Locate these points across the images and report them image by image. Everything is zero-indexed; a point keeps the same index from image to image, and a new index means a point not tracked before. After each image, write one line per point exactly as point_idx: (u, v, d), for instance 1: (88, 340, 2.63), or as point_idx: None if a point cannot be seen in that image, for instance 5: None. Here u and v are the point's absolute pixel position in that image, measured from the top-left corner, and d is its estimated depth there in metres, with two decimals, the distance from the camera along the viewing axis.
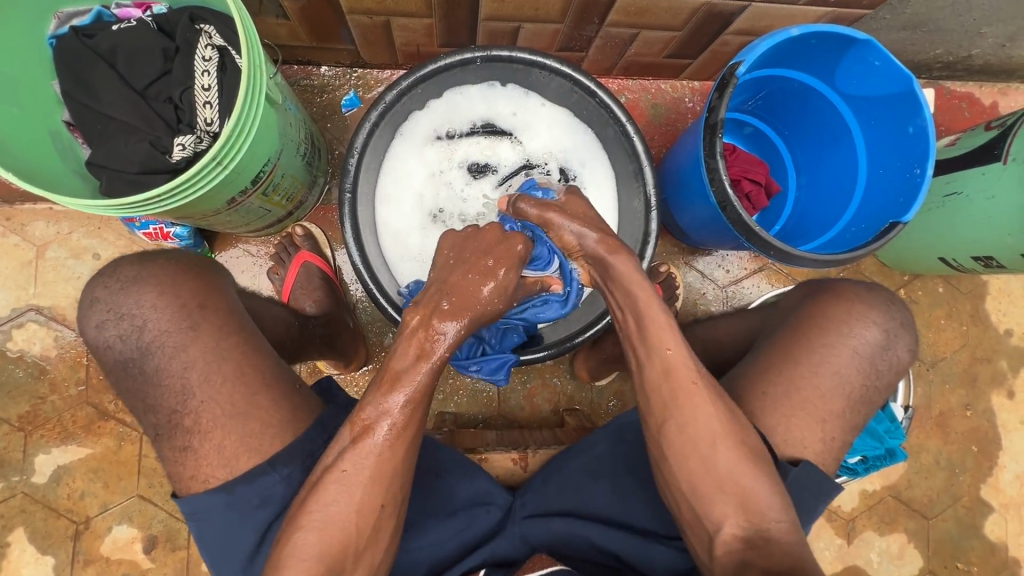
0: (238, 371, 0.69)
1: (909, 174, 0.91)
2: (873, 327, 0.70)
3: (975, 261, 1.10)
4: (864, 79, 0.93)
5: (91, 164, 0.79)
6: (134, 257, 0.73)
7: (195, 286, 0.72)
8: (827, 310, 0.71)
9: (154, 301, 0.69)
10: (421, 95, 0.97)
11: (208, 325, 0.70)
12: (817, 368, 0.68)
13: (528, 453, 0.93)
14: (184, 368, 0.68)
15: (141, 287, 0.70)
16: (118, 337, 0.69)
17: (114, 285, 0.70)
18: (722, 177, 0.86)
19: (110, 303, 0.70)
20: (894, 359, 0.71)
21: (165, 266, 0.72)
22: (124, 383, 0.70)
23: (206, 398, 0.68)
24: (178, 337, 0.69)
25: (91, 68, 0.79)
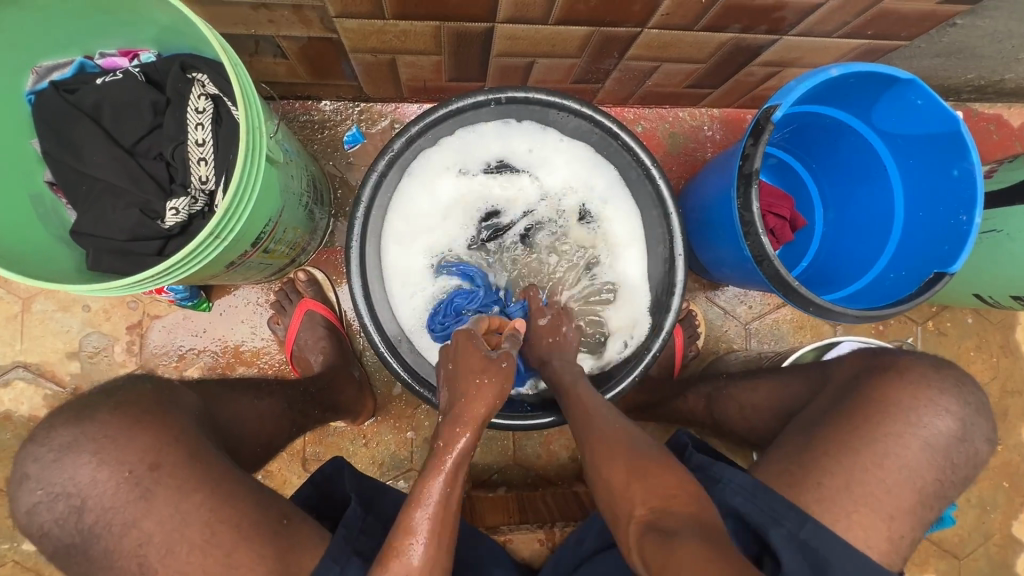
0: (205, 532, 0.60)
1: (953, 221, 0.85)
2: (947, 416, 0.68)
3: (1014, 300, 1.05)
4: (906, 116, 0.87)
5: (76, 231, 0.72)
6: (67, 415, 0.63)
7: (140, 446, 0.61)
8: (894, 395, 0.69)
9: (93, 474, 0.59)
10: (432, 138, 0.90)
11: (163, 491, 0.60)
12: (884, 460, 0.66)
13: (555, 533, 0.87)
14: (138, 546, 0.59)
15: (76, 457, 0.60)
16: (54, 522, 0.59)
17: (44, 457, 0.60)
18: (757, 230, 0.80)
19: (41, 481, 0.60)
20: (971, 452, 0.68)
21: (107, 421, 0.62)
22: (71, 569, 0.60)
23: (170, 575, 0.59)
24: (125, 512, 0.59)
25: (74, 125, 0.73)
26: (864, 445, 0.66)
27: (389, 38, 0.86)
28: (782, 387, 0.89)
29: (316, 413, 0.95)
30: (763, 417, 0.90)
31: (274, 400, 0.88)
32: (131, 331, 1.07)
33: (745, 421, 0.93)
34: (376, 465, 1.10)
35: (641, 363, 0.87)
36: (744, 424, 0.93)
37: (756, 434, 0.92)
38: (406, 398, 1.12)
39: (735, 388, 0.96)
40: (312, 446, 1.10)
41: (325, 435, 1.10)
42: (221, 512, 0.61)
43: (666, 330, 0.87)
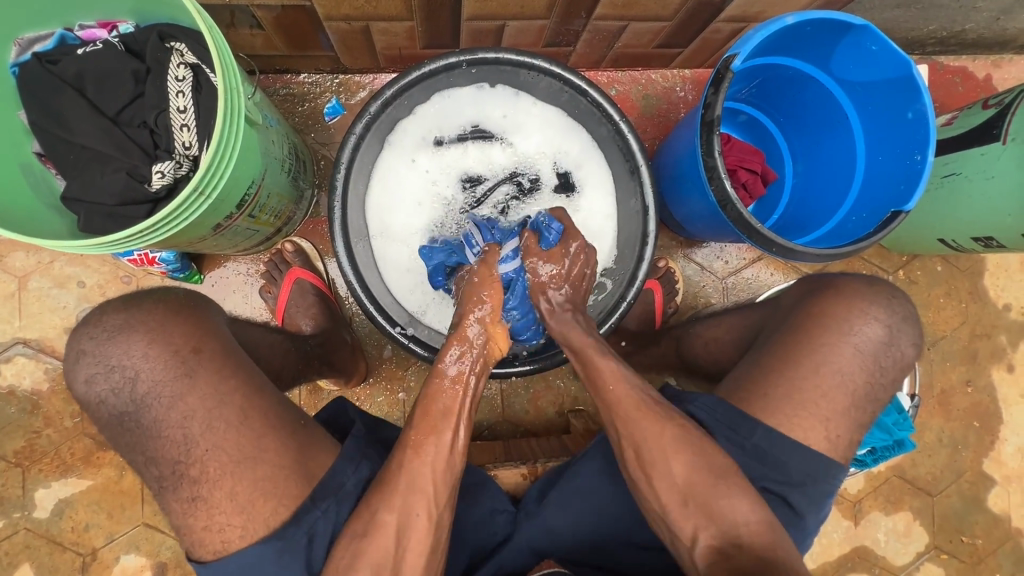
0: (240, 416, 0.68)
1: (908, 161, 0.90)
2: (876, 323, 0.76)
3: (974, 242, 1.09)
4: (861, 63, 0.90)
5: (67, 198, 0.75)
6: (119, 303, 0.72)
7: (185, 328, 0.71)
8: (828, 308, 0.77)
9: (144, 350, 0.68)
10: (408, 103, 0.93)
11: (204, 370, 0.69)
12: (819, 367, 0.74)
13: (537, 466, 0.93)
14: (183, 419, 0.67)
15: (129, 335, 0.68)
16: (110, 391, 0.67)
17: (99, 336, 0.69)
18: (720, 175, 0.84)
19: (98, 356, 0.68)
20: (899, 355, 0.76)
21: (154, 308, 0.71)
22: (120, 439, 0.68)
23: (208, 447, 0.66)
24: (172, 387, 0.67)
25: (58, 95, 0.75)
26: (804, 355, 0.75)
27: (360, 4, 0.89)
28: (739, 319, 0.95)
29: (312, 367, 1.00)
30: (725, 350, 0.95)
31: (283, 337, 0.99)
32: None
33: (710, 356, 0.98)
34: None
35: (617, 312, 0.91)
36: (709, 359, 0.99)
37: (719, 368, 0.97)
38: (396, 360, 1.16)
39: (700, 327, 1.02)
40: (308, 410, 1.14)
41: (320, 398, 1.14)
42: (212, 457, 0.66)
43: (639, 279, 0.90)
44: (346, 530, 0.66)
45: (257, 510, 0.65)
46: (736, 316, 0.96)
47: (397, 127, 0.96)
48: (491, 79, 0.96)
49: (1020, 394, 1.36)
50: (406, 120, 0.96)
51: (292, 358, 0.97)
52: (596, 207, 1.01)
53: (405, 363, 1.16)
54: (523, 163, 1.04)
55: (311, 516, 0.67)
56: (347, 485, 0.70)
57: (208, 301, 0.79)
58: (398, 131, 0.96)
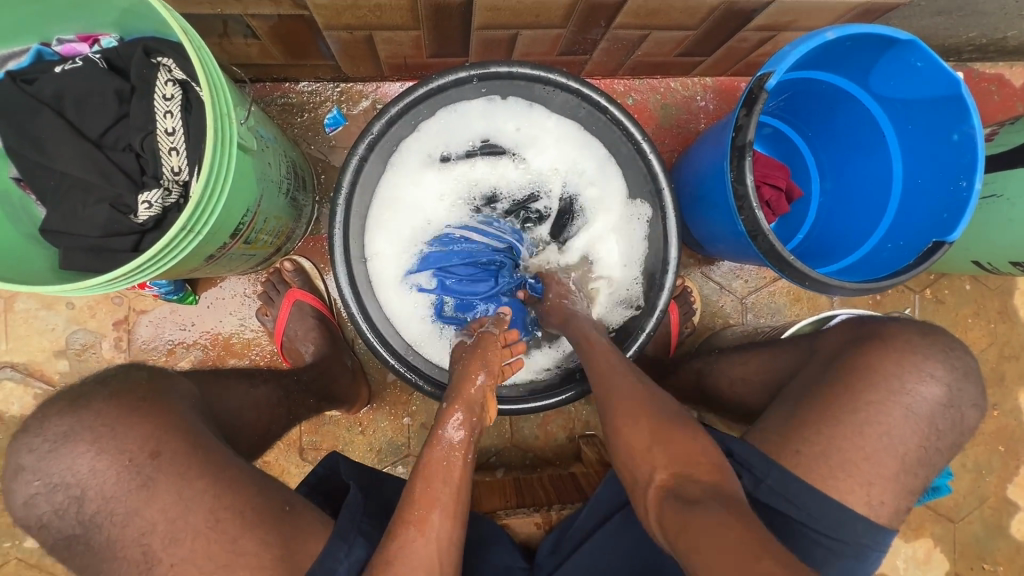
0: (207, 523, 0.59)
1: (953, 186, 0.83)
2: (933, 382, 0.70)
3: (1013, 266, 1.03)
4: (902, 80, 0.84)
5: (45, 229, 0.70)
6: (65, 406, 0.63)
7: (141, 429, 0.61)
8: (878, 362, 0.72)
9: (92, 464, 0.59)
10: (414, 119, 0.87)
11: (164, 476, 0.60)
12: (866, 428, 0.69)
13: (552, 515, 0.87)
14: (140, 535, 0.58)
15: (76, 444, 0.60)
16: (54, 512, 0.59)
17: (42, 447, 0.60)
18: (752, 204, 0.78)
19: (38, 472, 0.60)
20: (958, 418, 0.71)
21: (104, 409, 0.62)
22: (72, 560, 0.60)
23: (174, 562, 0.58)
24: (126, 501, 0.59)
25: (34, 117, 0.69)
26: (848, 413, 0.70)
27: (363, 14, 0.82)
28: (767, 357, 0.90)
29: (307, 406, 0.95)
30: (752, 390, 0.90)
31: (269, 388, 0.90)
32: (118, 327, 1.05)
33: (733, 392, 0.94)
34: (373, 453, 1.10)
35: (636, 341, 0.88)
36: (733, 396, 0.94)
37: (743, 403, 0.93)
38: (400, 383, 1.11)
39: (723, 361, 0.96)
40: (308, 436, 1.09)
41: (321, 424, 1.09)
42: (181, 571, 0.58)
43: (659, 309, 0.86)
44: None
45: None
46: (764, 354, 0.91)
47: (404, 143, 0.89)
48: (504, 90, 0.88)
49: None
50: (413, 135, 0.89)
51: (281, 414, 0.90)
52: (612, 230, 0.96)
53: (410, 386, 1.11)
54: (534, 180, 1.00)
55: None
56: (340, 571, 0.61)
57: (169, 377, 0.71)
58: (405, 147, 0.90)
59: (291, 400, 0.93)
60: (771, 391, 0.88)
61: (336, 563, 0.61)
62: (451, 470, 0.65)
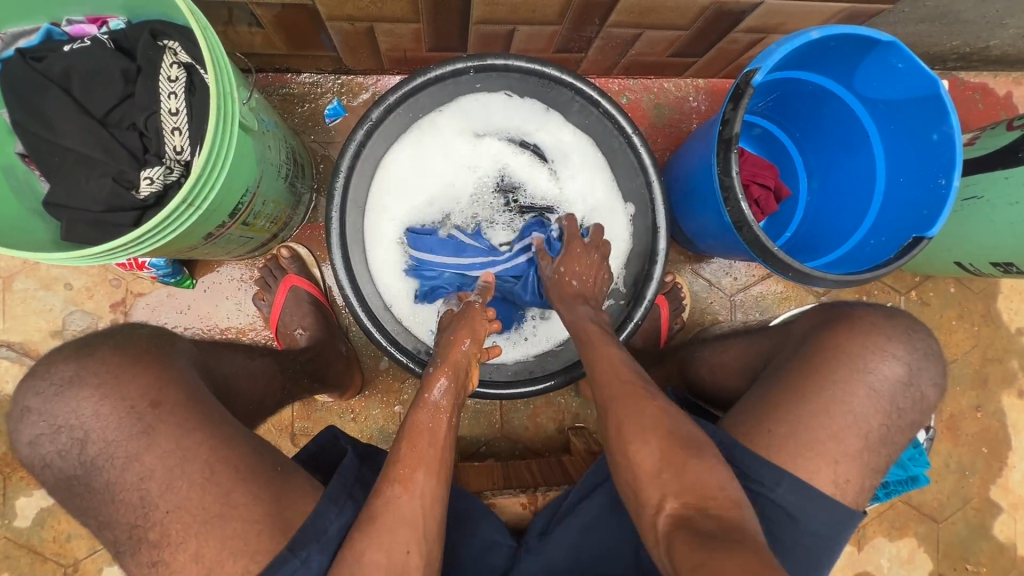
0: (205, 472, 0.60)
1: (932, 185, 0.86)
2: (894, 361, 0.74)
3: (993, 266, 1.06)
4: (885, 81, 0.87)
5: (49, 203, 0.72)
6: (70, 354, 0.64)
7: (143, 380, 0.63)
8: (843, 343, 0.75)
9: (95, 407, 0.60)
10: (425, 104, 0.91)
11: (164, 424, 0.61)
12: (833, 407, 0.71)
13: (538, 496, 0.89)
14: (139, 480, 0.59)
15: (81, 389, 0.61)
16: (57, 453, 0.61)
17: (46, 390, 0.62)
18: (737, 195, 0.80)
19: (44, 413, 0.61)
20: (918, 395, 0.74)
21: (107, 358, 0.63)
22: (69, 502, 0.61)
23: (170, 509, 0.59)
24: (126, 446, 0.60)
25: (43, 94, 0.71)
26: (817, 393, 0.72)
27: (364, 5, 0.84)
28: (748, 348, 0.92)
29: (300, 387, 0.94)
30: (733, 379, 0.92)
31: (265, 361, 0.89)
32: (115, 309, 1.06)
33: (716, 383, 0.96)
34: (365, 440, 1.11)
35: (625, 331, 0.89)
36: (718, 389, 0.95)
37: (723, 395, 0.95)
38: (392, 371, 1.12)
39: (707, 352, 0.99)
40: (300, 422, 1.11)
41: (313, 410, 1.11)
42: (172, 520, 0.58)
43: (647, 299, 0.88)
44: None
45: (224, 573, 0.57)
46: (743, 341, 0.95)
47: (416, 127, 0.94)
48: (519, 88, 0.92)
49: None
50: (426, 120, 0.94)
51: (277, 387, 0.88)
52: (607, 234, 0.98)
53: (403, 374, 1.12)
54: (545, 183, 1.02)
55: None
56: (329, 531, 0.61)
57: (174, 336, 0.72)
58: (417, 130, 0.94)
59: (285, 377, 0.91)
60: (747, 377, 0.90)
61: (326, 527, 0.61)
62: (435, 436, 0.66)
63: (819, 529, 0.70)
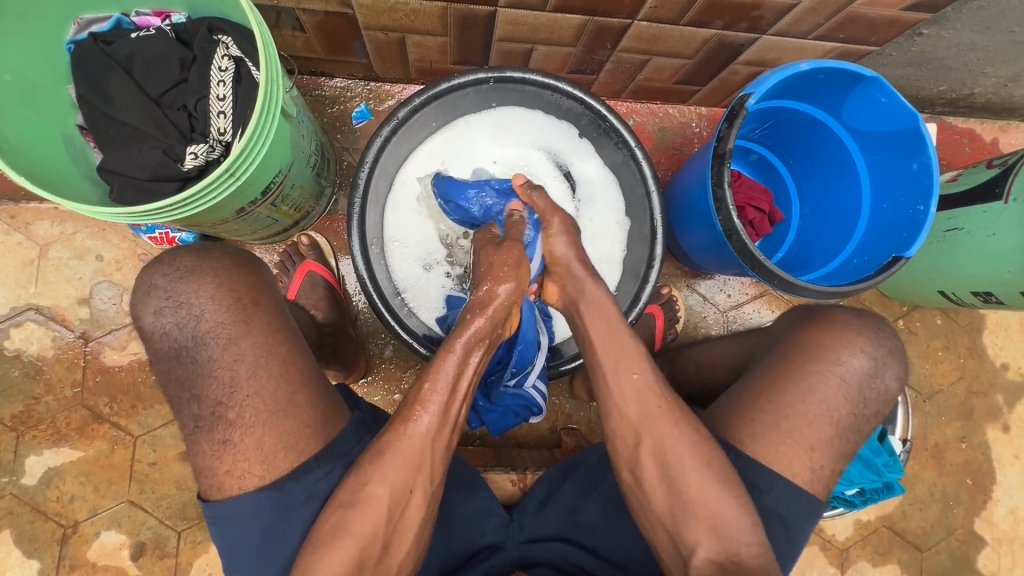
0: (282, 368, 0.71)
1: (911, 211, 0.92)
2: (862, 355, 0.75)
3: (974, 296, 1.11)
4: (871, 114, 0.94)
5: (102, 169, 0.79)
6: (191, 249, 0.75)
7: (248, 281, 0.74)
8: (816, 338, 0.77)
9: (212, 292, 0.71)
10: (450, 110, 0.99)
11: (259, 321, 0.72)
12: (806, 397, 0.74)
13: (527, 475, 0.95)
14: (233, 361, 0.69)
15: (200, 277, 0.72)
16: (174, 325, 0.70)
17: (173, 273, 0.72)
18: (728, 206, 0.86)
19: (168, 290, 0.71)
20: (883, 388, 0.76)
21: (221, 259, 0.74)
22: (171, 371, 0.70)
23: (251, 393, 0.69)
24: (230, 330, 0.70)
25: (107, 74, 0.80)
26: (791, 380, 0.75)
27: (399, 17, 0.94)
28: (736, 348, 0.94)
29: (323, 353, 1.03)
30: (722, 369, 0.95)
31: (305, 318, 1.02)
32: None
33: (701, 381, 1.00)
34: None
35: None
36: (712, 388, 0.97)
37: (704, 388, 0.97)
38: (396, 360, 1.18)
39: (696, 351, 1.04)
40: None
41: None
42: (252, 402, 0.69)
43: (642, 300, 0.93)
44: (334, 509, 0.66)
45: (275, 460, 0.68)
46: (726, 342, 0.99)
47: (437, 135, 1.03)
48: (536, 104, 1.01)
49: (1014, 455, 1.35)
50: (447, 128, 1.03)
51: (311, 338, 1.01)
52: (606, 253, 1.05)
53: (406, 364, 1.18)
54: (558, 198, 1.08)
55: (297, 504, 0.68)
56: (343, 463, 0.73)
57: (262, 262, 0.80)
58: (442, 136, 1.03)
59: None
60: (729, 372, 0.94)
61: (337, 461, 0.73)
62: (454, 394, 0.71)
63: (789, 523, 0.73)
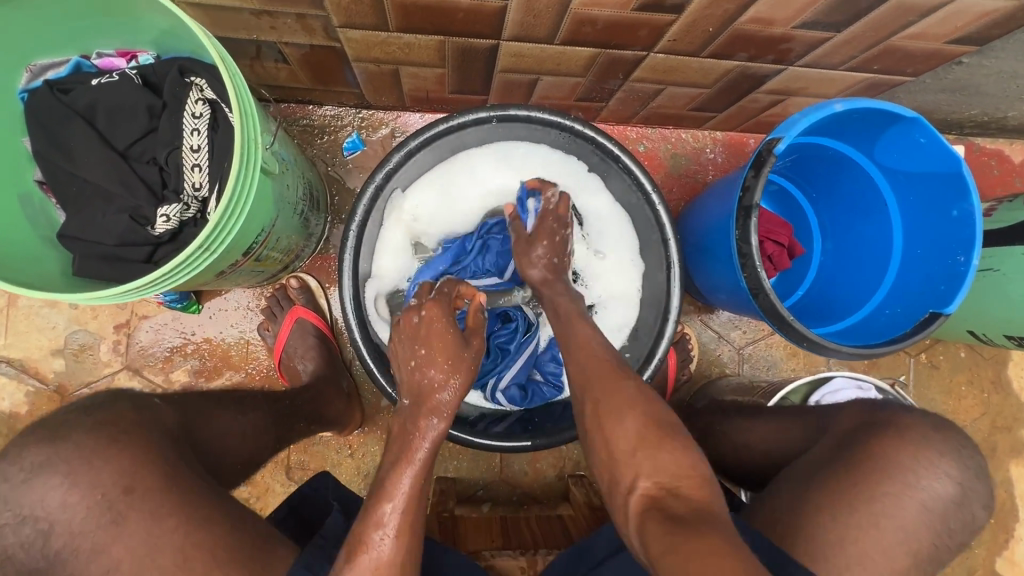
0: (174, 561, 0.60)
1: (950, 261, 0.85)
2: (945, 478, 0.67)
3: (1007, 339, 1.04)
4: (906, 154, 0.87)
5: (64, 234, 0.71)
6: (43, 436, 0.64)
7: (111, 468, 0.62)
8: (894, 453, 0.68)
9: (62, 498, 0.61)
10: (448, 146, 0.89)
11: (133, 514, 0.61)
12: (883, 524, 0.64)
13: (538, 559, 0.87)
14: (105, 572, 0.60)
15: (47, 477, 0.61)
16: (19, 544, 0.61)
17: (15, 477, 0.62)
18: (755, 263, 0.79)
19: (10, 501, 0.62)
20: (966, 515, 0.67)
21: (81, 442, 0.63)
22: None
23: None
24: (94, 537, 0.60)
25: (67, 126, 0.71)
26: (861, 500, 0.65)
27: (392, 50, 0.85)
28: (775, 431, 0.84)
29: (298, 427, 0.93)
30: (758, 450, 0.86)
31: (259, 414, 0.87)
32: (118, 330, 1.06)
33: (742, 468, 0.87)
34: (361, 476, 1.10)
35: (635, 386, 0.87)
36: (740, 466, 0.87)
37: (721, 455, 0.89)
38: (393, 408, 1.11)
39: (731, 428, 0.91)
40: (297, 455, 1.09)
41: (311, 444, 1.09)
42: None
43: (658, 355, 0.88)
44: None
45: None
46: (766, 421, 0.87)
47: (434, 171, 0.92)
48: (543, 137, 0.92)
49: None
50: (446, 163, 0.92)
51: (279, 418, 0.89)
52: (621, 294, 0.96)
53: None
54: None
55: None
56: None
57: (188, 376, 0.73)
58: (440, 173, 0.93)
59: (277, 430, 0.88)
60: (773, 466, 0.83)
61: None
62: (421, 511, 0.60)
63: None
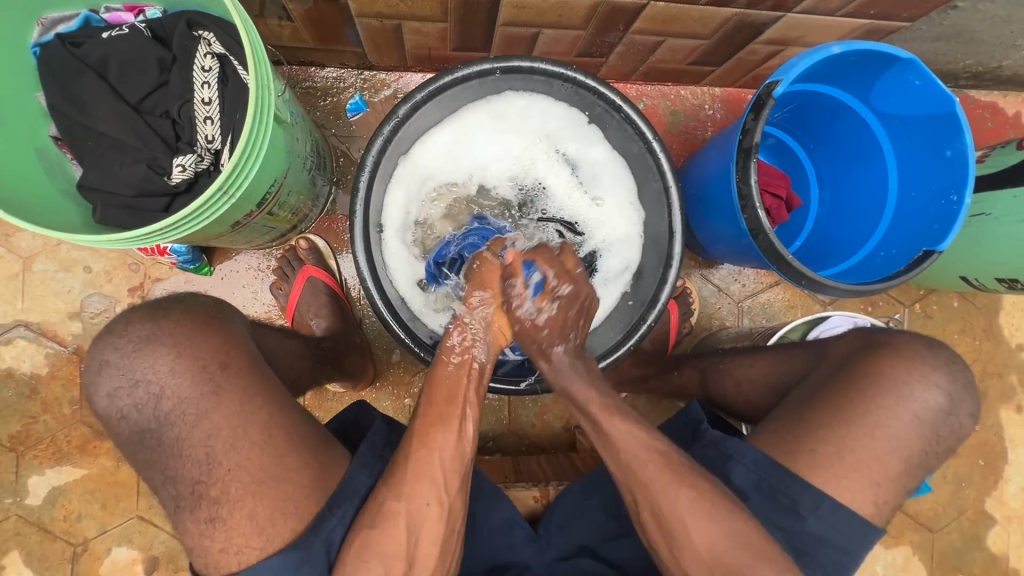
0: (264, 434, 0.68)
1: (944, 201, 0.87)
2: (936, 391, 0.72)
3: (998, 283, 1.08)
4: (902, 97, 0.88)
5: (82, 186, 0.73)
6: (146, 313, 0.71)
7: (213, 343, 0.70)
8: (888, 368, 0.73)
9: (170, 365, 0.68)
10: (450, 101, 0.91)
11: (231, 386, 0.69)
12: (876, 430, 0.70)
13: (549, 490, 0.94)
14: (207, 436, 0.67)
15: (157, 347, 0.68)
16: (133, 407, 0.67)
17: (125, 346, 0.69)
18: (755, 205, 0.82)
19: (122, 368, 0.68)
20: (956, 425, 0.73)
21: (180, 321, 0.71)
22: (138, 457, 0.68)
23: (232, 466, 0.66)
24: (197, 404, 0.67)
25: (80, 80, 0.73)
26: (857, 413, 0.71)
27: (396, 3, 0.86)
28: (773, 361, 0.89)
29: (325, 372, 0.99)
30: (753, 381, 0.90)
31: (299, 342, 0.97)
32: (133, 293, 1.08)
33: (740, 396, 0.92)
34: None
35: (639, 331, 0.89)
36: (742, 400, 0.92)
37: (724, 395, 0.94)
38: (404, 365, 1.14)
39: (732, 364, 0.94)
40: (313, 410, 1.13)
41: (325, 399, 1.13)
42: (235, 477, 0.66)
43: (660, 300, 0.89)
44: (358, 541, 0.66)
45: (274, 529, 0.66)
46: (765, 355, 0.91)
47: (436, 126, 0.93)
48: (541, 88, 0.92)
49: None
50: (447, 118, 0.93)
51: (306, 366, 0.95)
52: (621, 236, 0.97)
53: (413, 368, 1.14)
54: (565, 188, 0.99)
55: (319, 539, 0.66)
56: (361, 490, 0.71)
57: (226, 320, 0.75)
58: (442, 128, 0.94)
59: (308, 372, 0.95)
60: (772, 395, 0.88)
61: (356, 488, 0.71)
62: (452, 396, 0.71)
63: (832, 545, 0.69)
